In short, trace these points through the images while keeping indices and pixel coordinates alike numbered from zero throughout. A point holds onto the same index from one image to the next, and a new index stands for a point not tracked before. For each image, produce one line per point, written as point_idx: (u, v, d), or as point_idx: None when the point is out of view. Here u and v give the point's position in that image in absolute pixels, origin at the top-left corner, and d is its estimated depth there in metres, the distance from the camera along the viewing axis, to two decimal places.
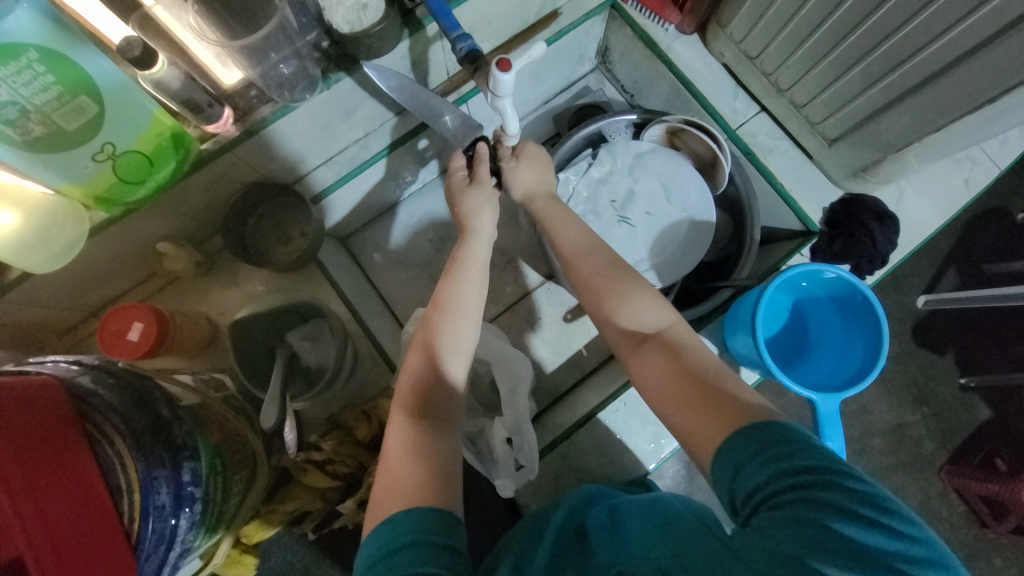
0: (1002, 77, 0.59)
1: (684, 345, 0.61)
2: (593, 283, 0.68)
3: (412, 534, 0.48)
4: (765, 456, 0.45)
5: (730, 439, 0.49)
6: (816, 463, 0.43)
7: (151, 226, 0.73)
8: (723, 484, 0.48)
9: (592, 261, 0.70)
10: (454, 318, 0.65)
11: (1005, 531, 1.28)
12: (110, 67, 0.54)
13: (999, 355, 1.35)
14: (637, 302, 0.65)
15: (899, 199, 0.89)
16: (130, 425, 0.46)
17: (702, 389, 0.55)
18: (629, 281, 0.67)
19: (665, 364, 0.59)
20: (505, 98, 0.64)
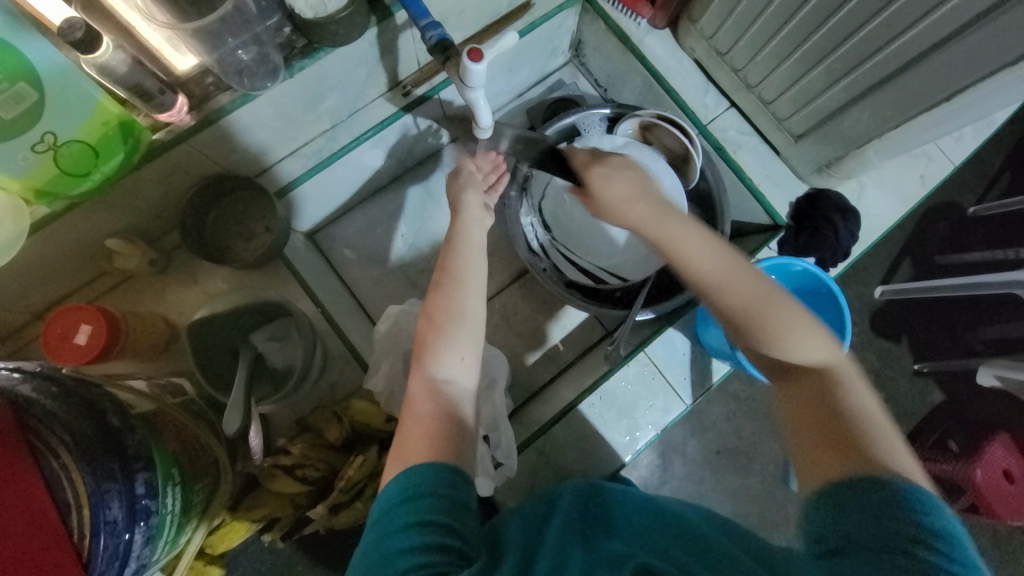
0: (961, 74, 0.62)
1: (844, 390, 0.51)
2: (736, 302, 0.55)
3: (426, 487, 0.46)
4: (873, 513, 0.42)
5: (838, 484, 0.45)
6: (917, 530, 0.40)
7: (98, 221, 0.68)
8: (816, 517, 0.45)
9: (746, 281, 0.55)
10: (460, 291, 0.63)
11: (959, 510, 1.35)
12: (52, 52, 0.51)
13: (949, 341, 1.43)
14: (800, 334, 0.53)
15: (860, 194, 0.92)
16: (75, 436, 0.42)
17: (840, 429, 0.48)
18: (786, 308, 0.54)
19: (812, 402, 0.51)
20: (477, 89, 0.62)
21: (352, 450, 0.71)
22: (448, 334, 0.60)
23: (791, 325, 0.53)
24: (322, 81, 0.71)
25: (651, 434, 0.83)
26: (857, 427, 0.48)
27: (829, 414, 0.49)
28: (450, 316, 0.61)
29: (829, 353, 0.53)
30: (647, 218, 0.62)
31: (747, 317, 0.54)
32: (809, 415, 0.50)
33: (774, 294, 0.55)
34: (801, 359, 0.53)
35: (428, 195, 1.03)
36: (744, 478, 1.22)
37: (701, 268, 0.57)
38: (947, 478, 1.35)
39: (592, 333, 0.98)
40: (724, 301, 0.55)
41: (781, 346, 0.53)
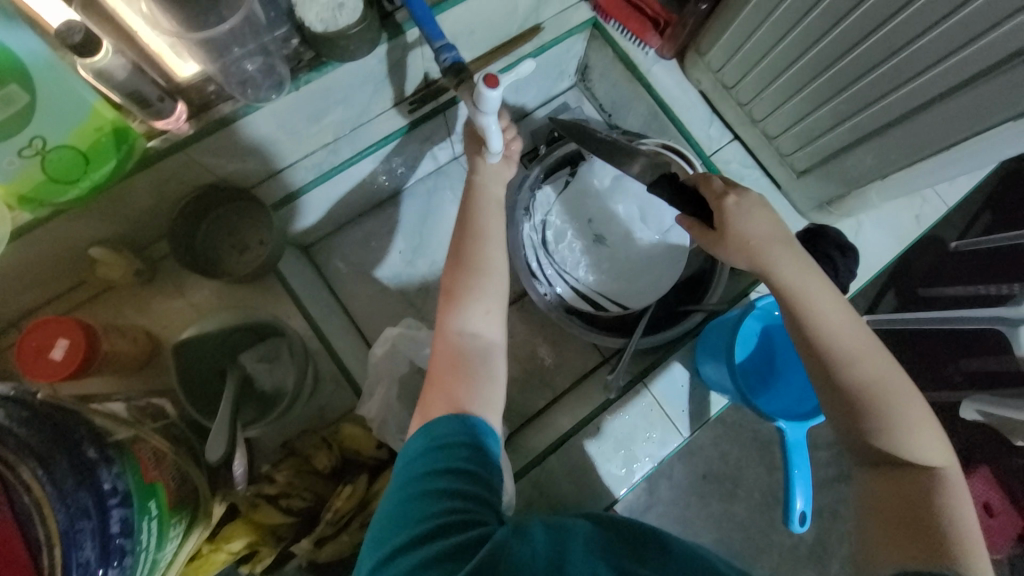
0: (964, 124, 0.63)
1: (944, 491, 0.54)
2: (863, 380, 0.59)
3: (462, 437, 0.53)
4: None
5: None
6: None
7: (83, 229, 0.65)
8: None
9: (869, 364, 0.59)
10: (482, 244, 0.66)
11: None
12: (35, 44, 0.48)
13: (934, 375, 1.45)
14: (916, 425, 0.57)
15: (858, 231, 0.93)
16: (48, 467, 0.39)
17: (931, 524, 0.52)
18: (915, 401, 0.59)
19: (911, 487, 0.55)
20: (489, 115, 0.61)
21: (341, 478, 0.68)
22: (472, 281, 0.64)
23: (912, 419, 0.58)
24: (328, 95, 0.70)
25: (648, 467, 0.81)
26: (948, 526, 0.52)
27: (925, 510, 0.53)
28: (476, 263, 0.65)
29: (937, 457, 0.56)
30: (786, 269, 0.62)
31: (873, 398, 0.58)
32: (905, 505, 0.54)
33: (897, 386, 0.59)
34: (911, 453, 0.57)
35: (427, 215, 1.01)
36: (730, 505, 1.21)
37: (837, 342, 0.60)
38: None
39: (588, 359, 0.97)
40: (846, 377, 0.59)
41: (893, 437, 0.57)
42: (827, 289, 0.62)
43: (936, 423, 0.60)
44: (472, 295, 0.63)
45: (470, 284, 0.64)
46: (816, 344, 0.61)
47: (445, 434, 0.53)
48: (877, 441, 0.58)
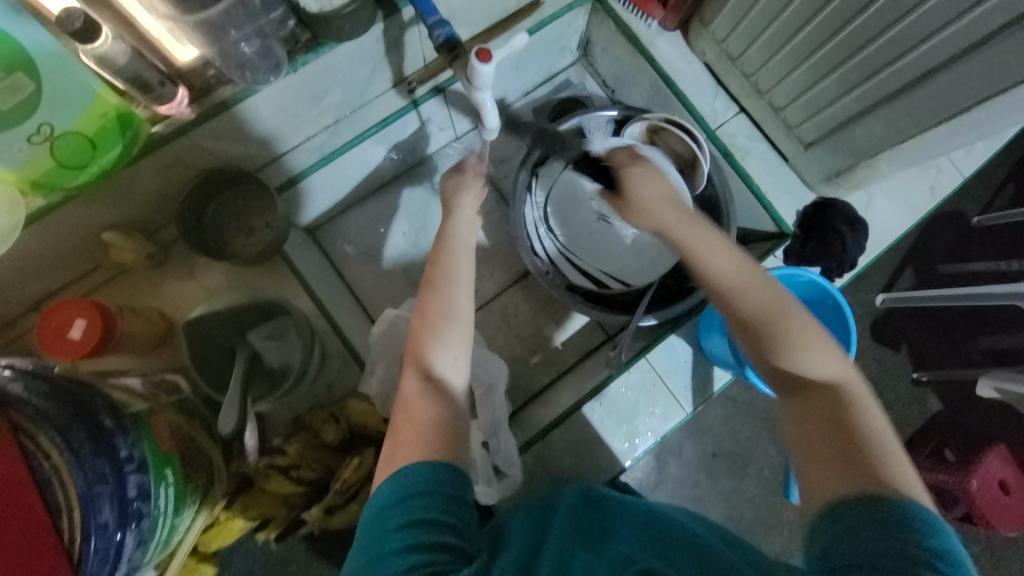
0: (977, 88, 0.60)
1: (857, 407, 0.51)
2: (752, 312, 0.58)
3: (431, 485, 0.48)
4: (864, 535, 0.42)
5: (856, 500, 0.44)
6: (924, 554, 0.40)
7: (94, 213, 0.67)
8: (817, 547, 0.44)
9: (758, 297, 0.58)
10: (450, 287, 0.64)
11: (953, 518, 1.35)
12: (42, 35, 0.50)
13: (949, 352, 1.43)
14: (811, 349, 0.55)
15: (868, 204, 0.91)
16: (67, 437, 0.42)
17: (852, 443, 0.48)
18: (808, 325, 0.57)
19: (823, 414, 0.51)
20: (485, 90, 0.61)
21: (349, 450, 0.70)
22: (441, 326, 0.61)
23: (807, 343, 0.55)
24: (326, 76, 0.70)
25: (650, 441, 0.83)
26: (872, 445, 0.48)
27: (841, 428, 0.50)
28: (444, 307, 0.62)
29: (841, 373, 0.54)
30: (671, 223, 0.65)
31: (761, 330, 0.56)
32: (824, 425, 0.50)
33: (791, 310, 0.57)
34: (813, 372, 0.54)
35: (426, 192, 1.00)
36: (739, 481, 1.22)
37: (720, 273, 0.61)
38: (942, 487, 1.33)
39: (592, 337, 0.97)
40: (735, 303, 0.59)
41: (792, 357, 0.55)
42: (712, 236, 0.64)
43: (834, 343, 0.56)
44: (442, 342, 0.61)
45: (438, 329, 0.61)
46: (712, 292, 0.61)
47: (411, 487, 0.47)
48: (779, 367, 0.56)
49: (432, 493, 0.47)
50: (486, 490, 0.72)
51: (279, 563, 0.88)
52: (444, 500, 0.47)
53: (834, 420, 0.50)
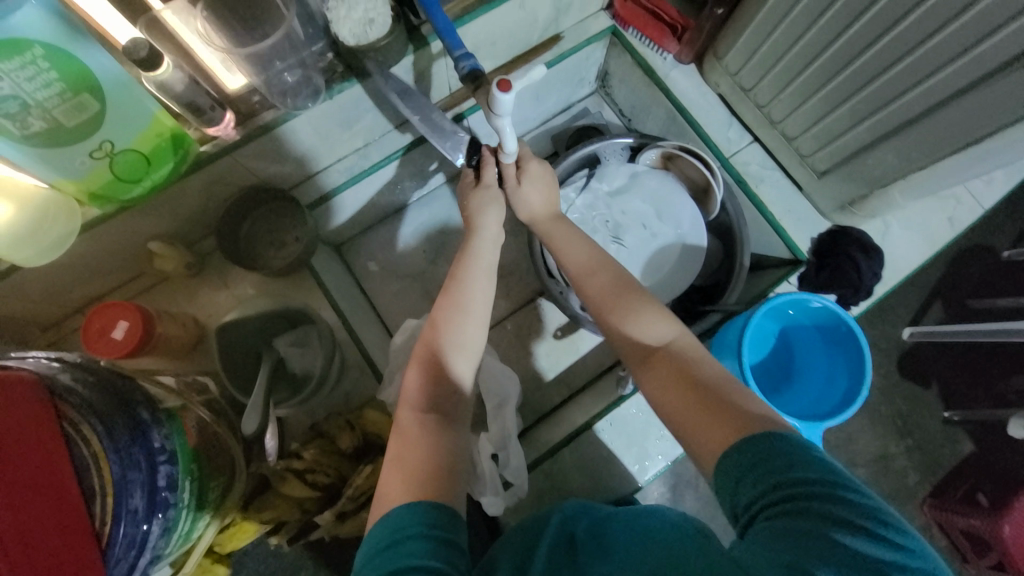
0: (982, 120, 0.62)
1: (691, 359, 0.62)
2: (595, 292, 0.70)
3: (411, 527, 0.49)
4: (764, 468, 0.47)
5: (737, 444, 0.50)
6: (811, 473, 0.46)
7: (143, 225, 0.73)
8: (727, 494, 0.50)
9: (598, 280, 0.71)
10: (463, 316, 0.66)
11: (984, 566, 1.29)
12: (107, 60, 0.54)
13: (982, 390, 1.38)
14: (643, 317, 0.66)
15: (885, 233, 0.91)
16: (107, 425, 0.45)
17: (695, 393, 0.58)
18: (638, 296, 0.69)
19: (674, 375, 0.60)
20: (504, 117, 0.64)
21: (362, 458, 0.73)
22: (434, 373, 0.64)
23: (639, 310, 0.67)
24: (360, 103, 0.76)
25: (661, 465, 0.82)
26: (715, 389, 0.57)
27: (682, 381, 0.60)
28: (440, 353, 0.65)
29: (673, 330, 0.65)
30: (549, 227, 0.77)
31: (598, 309, 0.69)
32: (676, 389, 0.59)
33: (629, 287, 0.70)
34: (648, 336, 0.65)
35: (456, 200, 1.06)
36: None
37: (573, 262, 0.74)
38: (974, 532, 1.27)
39: (605, 358, 0.98)
40: (586, 289, 0.71)
41: (630, 327, 0.66)
42: (565, 233, 0.76)
43: (663, 304, 0.68)
44: (434, 389, 0.63)
45: (433, 377, 0.64)
46: (570, 279, 0.74)
47: (397, 527, 0.49)
48: (622, 338, 0.66)
49: (410, 538, 0.48)
50: (494, 504, 0.73)
51: (288, 571, 0.89)
52: (429, 544, 0.48)
53: (679, 378, 0.60)
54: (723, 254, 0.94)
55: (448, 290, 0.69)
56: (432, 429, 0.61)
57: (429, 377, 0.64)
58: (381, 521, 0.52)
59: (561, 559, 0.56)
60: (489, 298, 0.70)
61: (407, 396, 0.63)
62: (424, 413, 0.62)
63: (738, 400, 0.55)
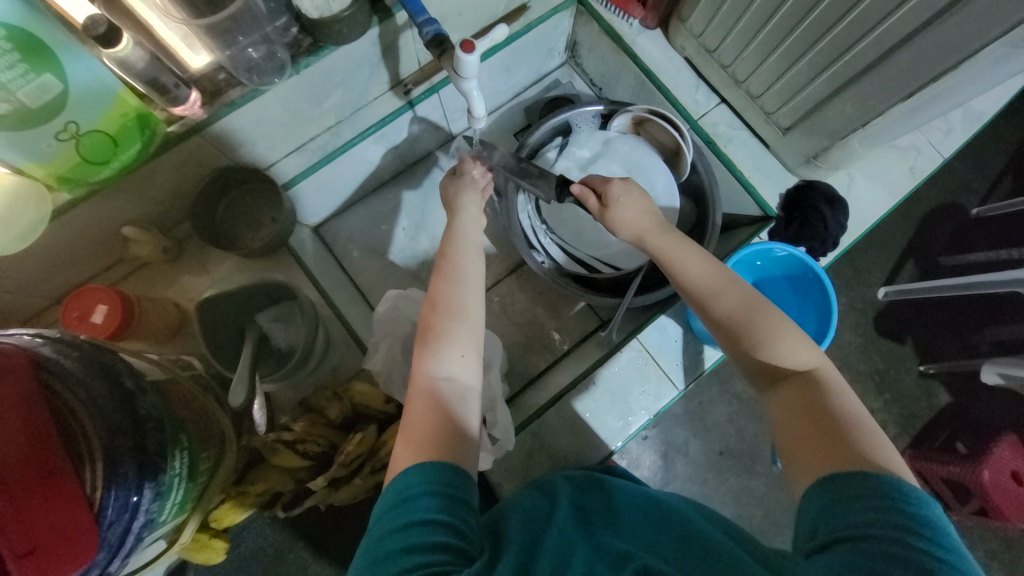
0: (936, 60, 0.64)
1: (830, 391, 0.58)
2: (725, 308, 0.65)
3: (423, 485, 0.51)
4: (859, 504, 0.46)
5: (841, 476, 0.49)
6: (904, 522, 0.44)
7: (116, 210, 0.73)
8: (809, 518, 0.48)
9: (727, 298, 0.66)
10: (459, 287, 0.68)
11: (968, 513, 1.33)
12: (80, 52, 0.55)
13: (955, 342, 1.43)
14: (782, 342, 0.62)
15: (849, 185, 0.94)
16: (92, 395, 0.46)
17: (822, 426, 0.55)
18: (773, 318, 0.64)
19: (800, 401, 0.58)
20: (470, 80, 0.66)
21: (351, 427, 0.75)
22: (437, 337, 0.64)
23: (776, 333, 0.62)
24: (330, 77, 0.75)
25: (644, 419, 0.85)
26: (838, 426, 0.54)
27: (816, 411, 0.56)
28: (443, 316, 0.66)
29: (815, 361, 0.61)
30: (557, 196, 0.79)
31: (729, 327, 0.64)
32: (799, 414, 0.57)
33: (762, 307, 0.64)
34: (784, 361, 0.61)
35: (431, 177, 1.07)
36: (748, 479, 1.30)
37: (693, 279, 0.68)
38: (953, 479, 1.32)
39: (587, 324, 1.00)
40: (713, 305, 0.66)
41: (765, 348, 0.62)
42: (687, 244, 0.72)
43: (806, 334, 0.64)
44: (439, 354, 0.63)
45: (440, 342, 0.64)
46: (690, 291, 0.68)
47: (416, 483, 0.51)
48: (756, 360, 0.62)
49: (425, 494, 0.50)
50: (482, 459, 0.76)
51: (288, 547, 0.91)
52: (445, 502, 0.50)
53: (808, 404, 0.57)
54: (695, 216, 0.95)
55: (441, 264, 0.71)
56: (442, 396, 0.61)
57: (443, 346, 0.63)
58: (392, 483, 0.53)
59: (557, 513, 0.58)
60: (481, 269, 0.71)
61: (419, 363, 0.64)
62: (438, 378, 0.62)
63: (871, 445, 0.52)
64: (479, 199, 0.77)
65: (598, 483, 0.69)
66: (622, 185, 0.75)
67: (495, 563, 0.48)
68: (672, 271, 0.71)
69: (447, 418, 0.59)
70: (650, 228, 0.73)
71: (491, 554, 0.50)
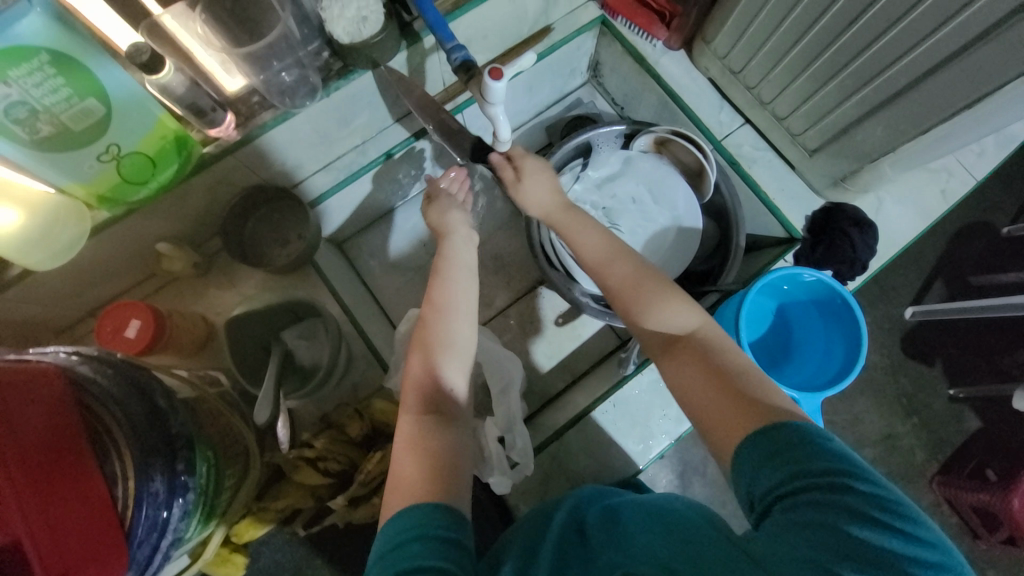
0: (971, 87, 0.63)
1: (716, 346, 0.61)
2: (618, 279, 0.69)
3: (418, 529, 0.50)
4: (779, 459, 0.47)
5: (752, 434, 0.50)
6: (819, 464, 0.45)
7: (151, 226, 0.75)
8: (743, 485, 0.49)
9: (619, 269, 0.70)
10: (447, 315, 0.69)
11: (997, 542, 1.28)
12: (124, 76, 0.57)
13: (988, 367, 1.38)
14: (669, 306, 0.65)
15: (877, 207, 0.92)
16: (127, 415, 0.47)
17: (716, 383, 0.57)
18: (661, 284, 0.67)
19: (696, 364, 0.60)
20: (497, 105, 0.67)
21: (372, 446, 0.75)
22: (426, 369, 0.65)
23: (665, 298, 0.65)
24: (354, 100, 0.77)
25: (665, 443, 0.83)
26: (729, 379, 0.57)
27: (711, 369, 0.58)
28: (432, 346, 0.66)
29: (698, 319, 0.64)
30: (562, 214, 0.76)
31: (622, 299, 0.68)
32: (700, 377, 0.58)
33: (650, 274, 0.68)
34: (673, 326, 0.64)
35: None
36: None
37: (591, 253, 0.72)
38: (982, 507, 1.27)
39: (606, 343, 1.00)
40: (608, 278, 0.70)
41: (656, 315, 0.65)
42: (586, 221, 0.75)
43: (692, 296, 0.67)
44: (431, 391, 0.64)
45: (430, 376, 0.65)
46: (589, 267, 0.72)
47: (404, 528, 0.50)
48: (651, 330, 0.65)
49: (415, 540, 0.49)
50: (499, 481, 0.75)
51: (303, 560, 0.92)
52: (436, 542, 0.49)
53: (701, 364, 0.59)
54: (719, 237, 0.94)
55: (432, 289, 0.71)
56: (431, 430, 0.61)
57: (420, 375, 0.65)
58: (386, 527, 0.53)
59: (575, 545, 0.57)
60: (473, 296, 0.72)
61: (404, 396, 0.65)
62: (423, 412, 0.62)
63: (758, 391, 0.54)
64: (466, 219, 0.78)
65: (601, 493, 0.67)
66: (536, 161, 0.77)
67: None
68: (574, 246, 0.74)
69: (443, 456, 0.59)
70: (557, 205, 0.76)
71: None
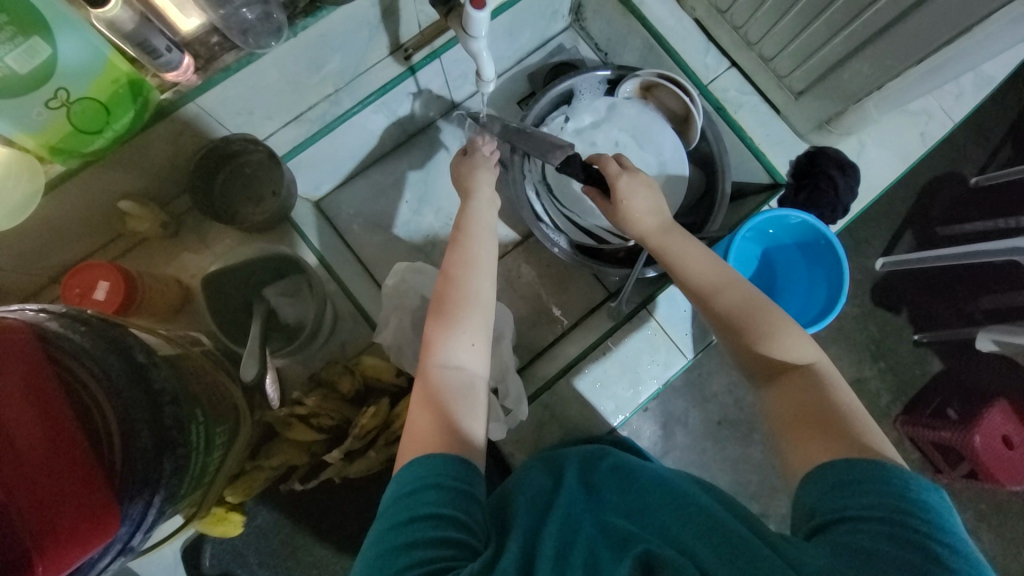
0: (959, 17, 0.62)
1: (827, 383, 0.59)
2: (727, 308, 0.64)
3: (430, 478, 0.51)
4: (856, 487, 0.48)
5: (841, 460, 0.50)
6: (902, 504, 0.46)
7: (112, 182, 0.71)
8: (807, 499, 0.50)
9: (729, 296, 0.65)
10: (472, 271, 0.66)
11: (958, 476, 1.39)
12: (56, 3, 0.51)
13: (951, 312, 1.44)
14: (785, 338, 0.61)
15: (859, 151, 0.92)
16: (105, 369, 0.45)
17: (818, 420, 0.55)
18: (774, 317, 0.63)
19: (799, 397, 0.58)
20: (480, 39, 0.64)
21: (364, 402, 0.75)
22: (443, 323, 0.63)
23: (780, 330, 0.62)
24: (326, 43, 0.71)
25: (655, 387, 0.84)
26: (837, 417, 0.55)
27: (817, 405, 0.57)
28: (454, 302, 0.64)
29: (812, 353, 0.61)
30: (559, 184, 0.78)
31: (727, 323, 0.64)
32: (804, 406, 0.57)
33: (759, 304, 0.64)
34: (788, 356, 0.61)
35: (431, 147, 1.03)
36: (745, 448, 1.33)
37: (694, 277, 0.68)
38: (944, 444, 1.37)
39: (593, 296, 1.00)
40: (717, 305, 0.65)
41: (770, 344, 0.61)
42: (690, 241, 0.71)
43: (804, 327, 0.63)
44: (451, 344, 0.62)
45: (448, 330, 0.63)
46: (694, 291, 0.68)
47: (419, 474, 0.51)
48: (759, 355, 0.62)
49: (430, 487, 0.50)
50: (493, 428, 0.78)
51: (300, 519, 0.93)
52: (449, 495, 0.50)
53: (808, 400, 0.57)
54: (705, 184, 0.93)
55: (455, 245, 0.69)
56: (452, 386, 0.61)
57: (443, 331, 0.63)
58: (399, 474, 0.54)
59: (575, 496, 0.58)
60: (493, 253, 0.70)
61: (425, 350, 0.63)
62: (444, 367, 0.62)
63: (863, 433, 0.53)
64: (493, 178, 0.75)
65: (606, 451, 0.69)
66: (631, 180, 0.72)
67: (502, 552, 0.49)
68: (678, 268, 0.69)
69: (460, 410, 0.59)
70: (653, 228, 0.72)
71: (498, 543, 0.51)
